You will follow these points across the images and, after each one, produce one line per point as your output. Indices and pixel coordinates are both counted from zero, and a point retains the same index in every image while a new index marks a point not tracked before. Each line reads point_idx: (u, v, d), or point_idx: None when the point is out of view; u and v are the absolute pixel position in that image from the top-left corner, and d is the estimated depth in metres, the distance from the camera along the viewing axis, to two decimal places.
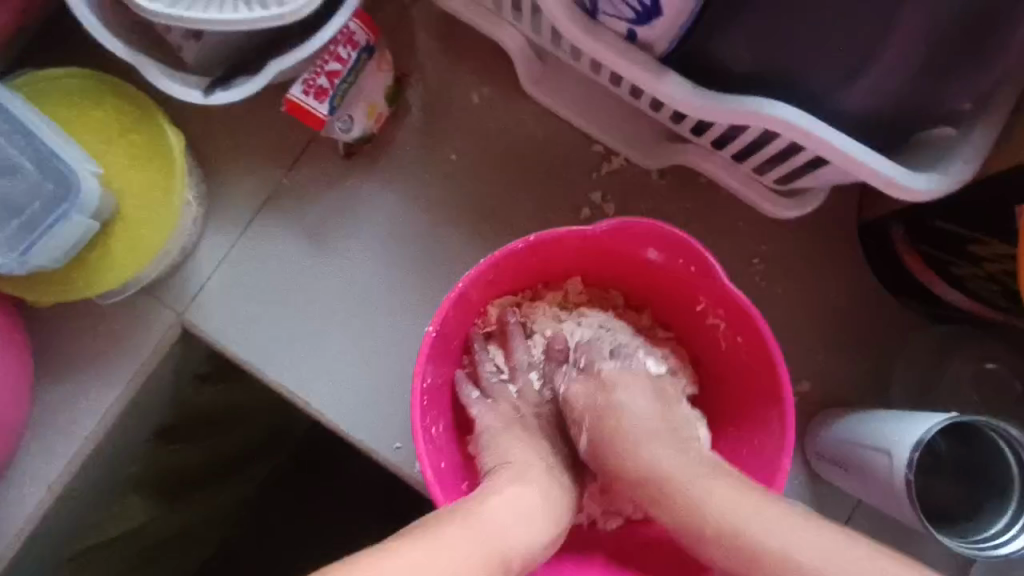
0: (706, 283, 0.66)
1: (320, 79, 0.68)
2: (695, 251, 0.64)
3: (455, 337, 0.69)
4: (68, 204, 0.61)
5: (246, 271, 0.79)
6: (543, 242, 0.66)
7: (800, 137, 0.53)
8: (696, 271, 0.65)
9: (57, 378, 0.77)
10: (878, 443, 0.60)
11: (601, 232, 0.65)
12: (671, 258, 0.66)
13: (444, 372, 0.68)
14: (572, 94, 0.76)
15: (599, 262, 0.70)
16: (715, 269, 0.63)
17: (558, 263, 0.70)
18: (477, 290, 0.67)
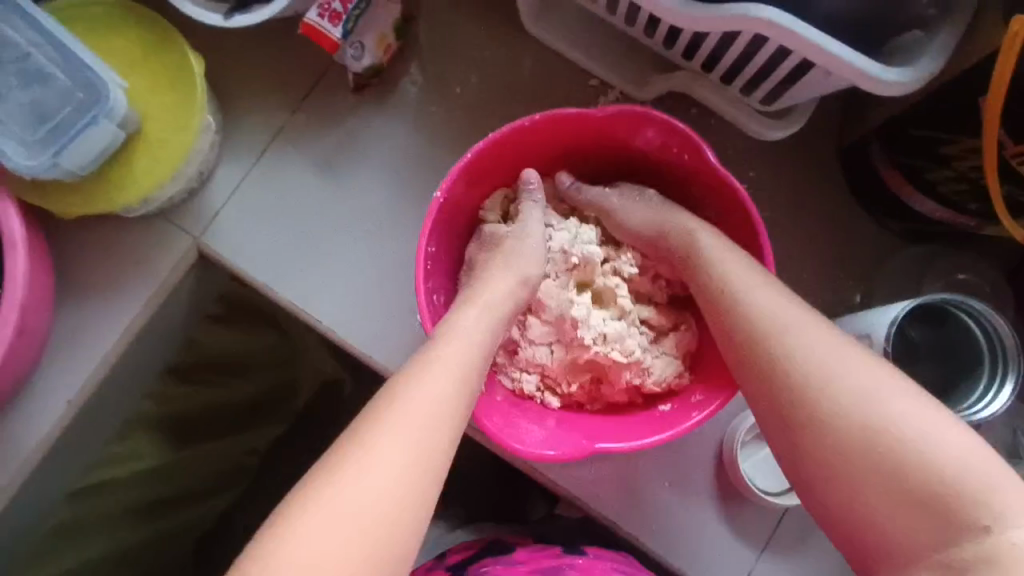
0: (697, 170, 0.72)
1: (334, 4, 0.72)
2: (687, 138, 0.69)
3: (462, 211, 0.75)
4: (97, 110, 0.64)
5: (257, 197, 0.83)
6: (551, 124, 0.71)
7: (781, 38, 0.58)
8: (689, 157, 0.71)
9: (77, 298, 0.80)
10: (859, 331, 0.64)
11: (604, 118, 0.71)
12: (666, 145, 0.72)
13: (446, 248, 0.75)
14: (570, 27, 0.81)
15: (598, 154, 0.77)
16: (704, 153, 0.69)
17: (561, 153, 0.76)
18: (485, 167, 0.73)
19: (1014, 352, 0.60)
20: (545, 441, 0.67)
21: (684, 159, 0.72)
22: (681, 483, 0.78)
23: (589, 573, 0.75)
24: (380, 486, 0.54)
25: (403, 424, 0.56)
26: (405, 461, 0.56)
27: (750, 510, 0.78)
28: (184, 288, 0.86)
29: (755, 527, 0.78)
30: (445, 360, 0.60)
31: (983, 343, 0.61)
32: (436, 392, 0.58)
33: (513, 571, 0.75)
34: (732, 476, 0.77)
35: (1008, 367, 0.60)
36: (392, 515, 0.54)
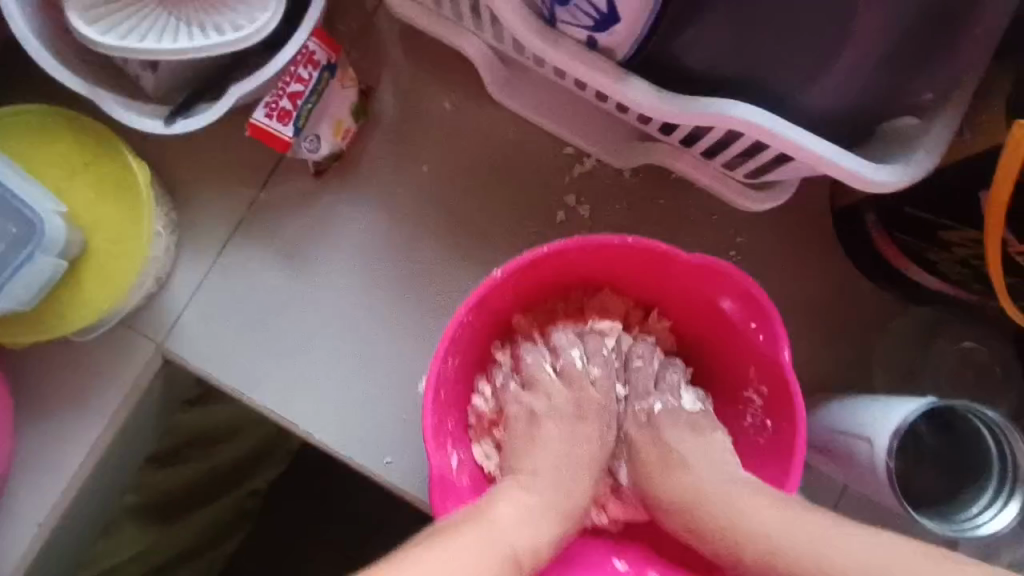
0: (765, 356, 0.64)
1: (282, 101, 0.67)
2: (770, 322, 0.62)
3: (503, 300, 0.67)
4: (32, 245, 0.60)
5: (223, 297, 0.78)
6: (632, 246, 0.64)
7: (765, 136, 0.53)
8: (763, 340, 0.63)
9: (39, 415, 0.76)
10: (862, 430, 0.60)
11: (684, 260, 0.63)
12: (742, 317, 0.64)
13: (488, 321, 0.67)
14: (539, 97, 0.76)
15: (658, 288, 0.69)
16: (783, 347, 0.61)
17: (625, 275, 0.69)
18: (552, 263, 0.66)
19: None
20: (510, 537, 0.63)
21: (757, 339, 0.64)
22: None
23: None
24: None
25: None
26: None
27: None
28: (154, 391, 0.82)
29: None
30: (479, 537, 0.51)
31: (992, 447, 0.58)
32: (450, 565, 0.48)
33: None
34: None
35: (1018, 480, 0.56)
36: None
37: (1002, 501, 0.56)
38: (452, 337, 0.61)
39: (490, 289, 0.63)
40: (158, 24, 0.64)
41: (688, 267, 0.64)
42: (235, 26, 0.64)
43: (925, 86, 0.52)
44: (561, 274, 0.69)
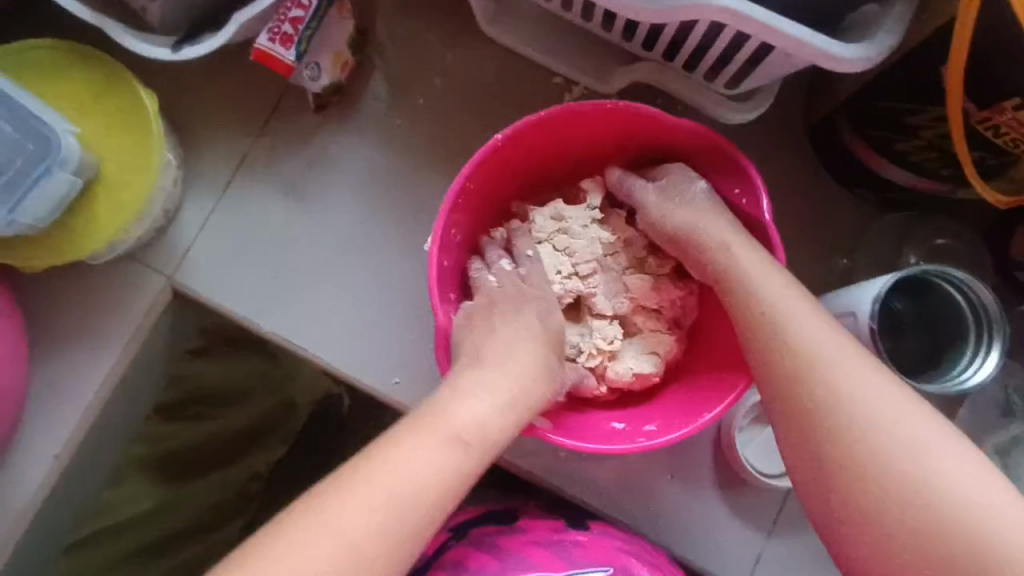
0: (748, 217, 0.70)
1: (284, 27, 0.70)
2: (751, 184, 0.68)
3: (504, 169, 0.74)
4: (50, 160, 0.63)
5: (227, 232, 0.81)
6: (622, 113, 0.70)
7: (744, 24, 0.58)
8: (746, 204, 0.69)
9: (51, 350, 0.78)
10: (844, 308, 0.64)
11: (664, 122, 0.69)
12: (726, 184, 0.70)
13: (487, 184, 0.73)
14: (527, 27, 0.80)
15: (643, 161, 0.76)
16: (762, 201, 0.67)
17: (614, 149, 0.75)
18: (548, 132, 0.72)
19: (998, 317, 0.61)
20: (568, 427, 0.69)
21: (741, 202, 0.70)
22: (683, 472, 0.78)
23: (591, 551, 0.72)
24: (388, 497, 0.55)
25: (435, 438, 0.58)
26: (425, 476, 0.57)
27: (751, 492, 0.78)
28: (164, 327, 0.84)
29: (759, 509, 0.78)
30: (486, 390, 0.61)
31: (964, 306, 0.62)
32: (463, 418, 0.59)
33: (515, 542, 0.73)
34: (730, 458, 0.77)
35: (994, 331, 0.61)
36: (397, 551, 0.55)
37: (981, 355, 0.61)
38: (457, 193, 0.68)
39: (493, 151, 0.69)
40: None
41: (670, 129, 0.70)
42: None
43: None
44: (554, 150, 0.75)
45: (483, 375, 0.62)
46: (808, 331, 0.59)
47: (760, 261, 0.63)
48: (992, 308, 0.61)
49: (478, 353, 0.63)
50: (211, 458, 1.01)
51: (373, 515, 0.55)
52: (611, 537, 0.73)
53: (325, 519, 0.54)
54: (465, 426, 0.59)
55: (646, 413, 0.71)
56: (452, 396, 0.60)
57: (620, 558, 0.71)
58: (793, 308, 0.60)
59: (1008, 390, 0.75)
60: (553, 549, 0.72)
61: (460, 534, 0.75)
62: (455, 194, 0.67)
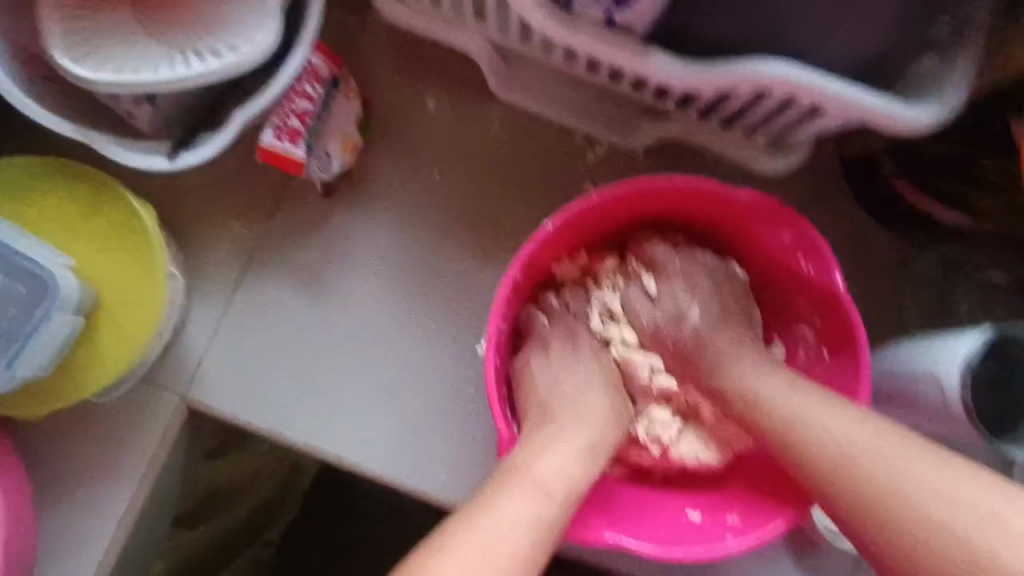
0: (819, 287, 0.64)
1: (291, 120, 0.64)
2: (821, 256, 0.62)
3: (552, 254, 0.67)
4: (48, 304, 0.56)
5: (244, 335, 0.74)
6: (675, 187, 0.63)
7: (800, 90, 0.54)
8: (815, 274, 0.64)
9: (61, 493, 0.71)
10: (924, 370, 0.60)
11: (726, 195, 0.63)
12: (795, 256, 0.64)
13: (542, 261, 0.67)
14: (544, 89, 0.75)
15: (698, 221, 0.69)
16: (835, 276, 0.61)
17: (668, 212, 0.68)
18: (602, 209, 0.65)
19: None
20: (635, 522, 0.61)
21: (810, 276, 0.64)
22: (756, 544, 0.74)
23: None
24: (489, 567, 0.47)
25: (474, 557, 0.48)
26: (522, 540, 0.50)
27: (827, 556, 0.74)
28: (181, 447, 0.77)
29: (838, 573, 0.74)
30: (568, 438, 0.56)
31: None
32: (554, 467, 0.54)
33: None
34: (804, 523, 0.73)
35: None
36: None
37: None
38: (505, 291, 0.61)
39: (543, 243, 0.63)
40: (149, 54, 0.61)
41: (733, 203, 0.64)
42: (233, 46, 0.61)
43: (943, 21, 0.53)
44: (603, 223, 0.68)
45: (558, 426, 0.57)
46: (763, 382, 0.58)
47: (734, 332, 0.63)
48: None
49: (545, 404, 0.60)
50: (224, 555, 0.92)
51: None
52: None
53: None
54: (508, 545, 0.49)
55: (717, 500, 0.64)
56: (531, 450, 0.55)
57: None
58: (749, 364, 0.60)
59: None
60: None
61: None
62: (504, 291, 0.61)
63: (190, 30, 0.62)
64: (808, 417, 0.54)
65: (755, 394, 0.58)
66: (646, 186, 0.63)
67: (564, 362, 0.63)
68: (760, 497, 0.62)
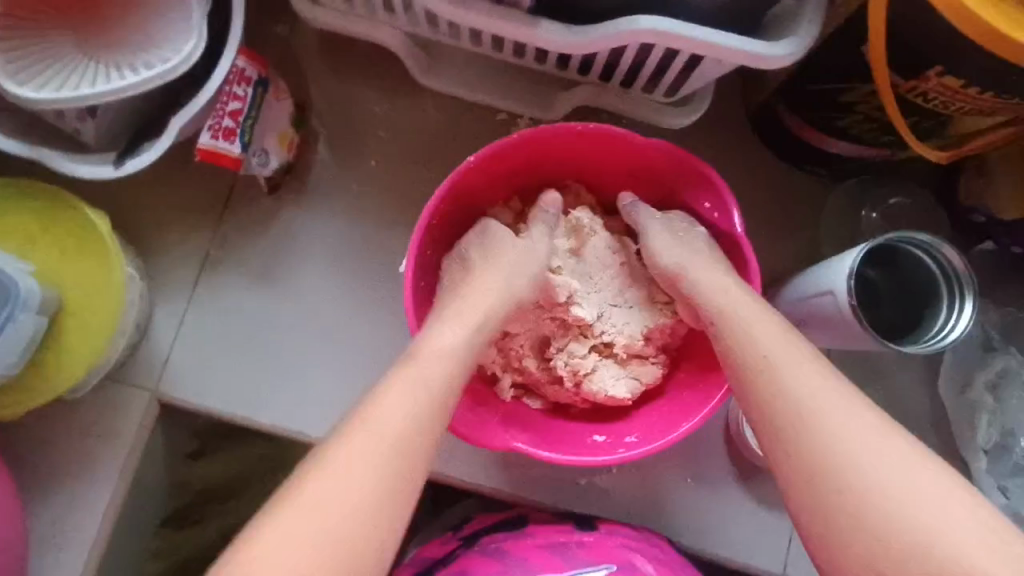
0: (720, 231, 0.70)
1: (224, 120, 0.70)
2: (721, 199, 0.68)
3: (471, 201, 0.72)
4: (11, 306, 0.61)
5: (204, 327, 0.79)
6: (587, 134, 0.68)
7: (655, 39, 0.60)
8: (717, 217, 0.69)
9: (45, 493, 0.75)
10: (823, 287, 0.66)
11: (634, 142, 0.68)
12: (697, 200, 0.70)
13: (465, 201, 0.71)
14: (464, 72, 0.81)
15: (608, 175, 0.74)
16: (733, 215, 0.67)
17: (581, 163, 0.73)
18: (519, 154, 0.70)
19: (968, 278, 0.63)
20: (547, 443, 0.67)
21: (713, 217, 0.70)
22: (702, 474, 0.79)
23: (596, 550, 0.73)
24: (381, 442, 0.54)
25: (392, 407, 0.56)
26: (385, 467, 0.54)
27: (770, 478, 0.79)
28: (156, 442, 0.82)
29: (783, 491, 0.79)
30: (471, 307, 0.63)
31: (938, 273, 0.65)
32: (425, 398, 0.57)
33: (520, 545, 0.74)
34: (743, 448, 0.78)
35: (965, 294, 0.63)
36: (381, 502, 0.53)
37: (955, 313, 0.63)
38: (426, 222, 0.65)
39: (463, 176, 0.67)
40: (87, 73, 0.67)
41: (642, 150, 0.69)
42: (163, 59, 0.67)
43: None
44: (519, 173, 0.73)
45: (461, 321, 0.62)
46: (766, 344, 0.59)
47: (721, 278, 0.64)
48: (964, 276, 0.63)
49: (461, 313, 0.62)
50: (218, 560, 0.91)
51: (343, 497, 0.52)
52: (613, 539, 0.74)
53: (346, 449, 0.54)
54: (420, 393, 0.57)
55: (623, 426, 0.69)
56: (446, 323, 0.61)
57: (623, 555, 0.73)
58: (751, 315, 0.61)
59: (984, 327, 0.79)
60: (555, 552, 0.74)
61: (469, 543, 0.75)
62: (426, 222, 0.65)
63: (124, 48, 0.68)
64: (801, 385, 0.57)
65: (757, 353, 0.59)
66: (559, 131, 0.67)
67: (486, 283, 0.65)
68: (665, 425, 0.67)
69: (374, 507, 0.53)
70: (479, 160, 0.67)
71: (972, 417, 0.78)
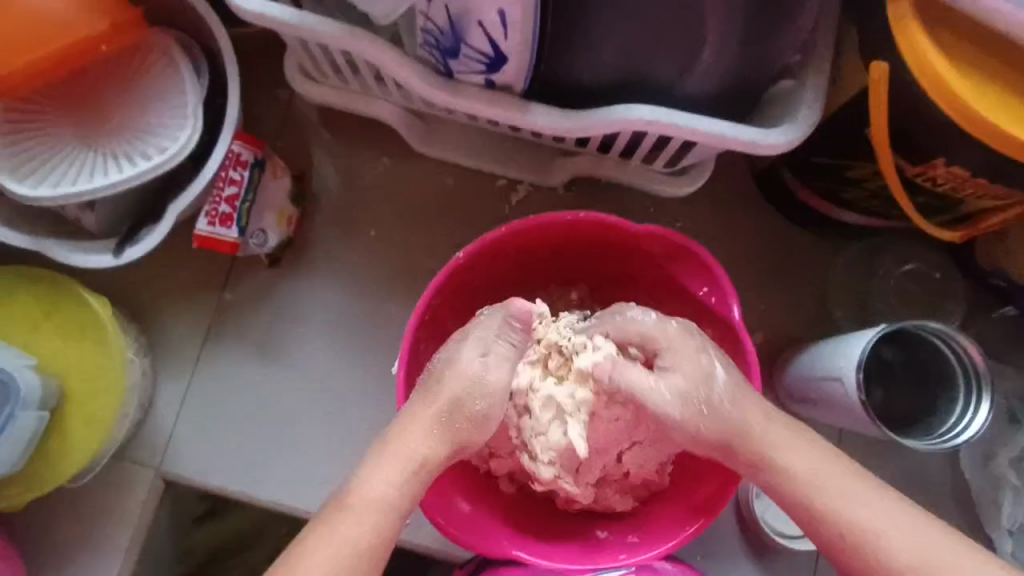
0: (720, 316, 0.69)
1: (221, 206, 0.71)
2: (719, 284, 0.67)
3: (470, 283, 0.73)
4: (12, 405, 0.64)
5: (210, 404, 0.80)
6: (575, 221, 0.69)
7: (649, 129, 0.59)
8: (715, 301, 0.68)
9: (53, 572, 0.76)
10: (830, 373, 0.64)
11: (625, 228, 0.68)
12: (694, 284, 0.70)
13: (460, 290, 0.72)
14: (462, 142, 0.80)
15: (607, 254, 0.74)
16: (732, 305, 0.66)
17: (578, 247, 0.74)
18: (512, 243, 0.71)
19: (988, 375, 0.60)
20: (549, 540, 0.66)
21: (712, 302, 0.69)
22: (712, 551, 0.77)
23: None
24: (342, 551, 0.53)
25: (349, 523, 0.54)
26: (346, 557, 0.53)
27: (783, 556, 0.77)
28: (162, 516, 0.82)
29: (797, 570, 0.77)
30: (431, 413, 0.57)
31: (957, 367, 0.62)
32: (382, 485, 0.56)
33: None
34: (754, 527, 0.76)
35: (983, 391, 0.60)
36: None
37: (973, 409, 0.60)
38: (422, 315, 0.66)
39: (453, 271, 0.68)
40: (87, 165, 0.67)
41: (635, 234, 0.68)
42: (160, 148, 0.67)
43: (791, 48, 0.58)
44: (516, 253, 0.73)
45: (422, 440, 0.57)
46: (783, 451, 0.57)
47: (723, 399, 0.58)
48: (985, 372, 0.60)
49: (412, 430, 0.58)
50: None
51: None
52: None
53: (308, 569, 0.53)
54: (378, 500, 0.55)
55: (625, 526, 0.67)
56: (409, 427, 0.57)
57: None
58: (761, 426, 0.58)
59: (1008, 399, 0.76)
60: None
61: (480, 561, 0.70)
62: (416, 320, 0.66)
63: (122, 138, 0.69)
64: (835, 491, 0.55)
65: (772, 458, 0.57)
66: (547, 220, 0.68)
67: (447, 408, 0.57)
68: (665, 525, 0.65)
69: None
70: (471, 253, 0.68)
71: (996, 495, 0.75)
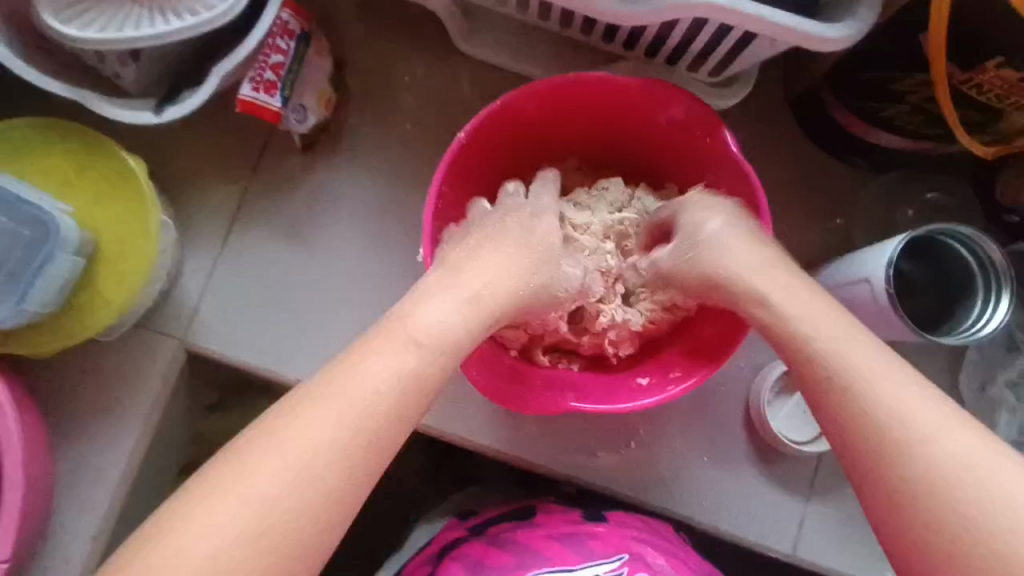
0: (717, 154, 0.70)
1: (266, 73, 0.70)
2: (716, 126, 0.68)
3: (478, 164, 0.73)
4: (51, 244, 0.64)
5: (234, 283, 0.79)
6: (575, 85, 0.69)
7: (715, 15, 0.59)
8: (712, 141, 0.69)
9: (71, 434, 0.76)
10: (859, 275, 0.67)
11: (621, 85, 0.69)
12: (690, 128, 0.70)
13: (469, 169, 0.72)
14: (503, 40, 0.79)
15: (610, 123, 0.75)
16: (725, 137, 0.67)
17: (576, 117, 0.74)
18: (513, 117, 0.71)
19: (1005, 270, 0.64)
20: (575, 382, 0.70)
21: (708, 143, 0.70)
22: (719, 452, 0.81)
23: (606, 543, 0.71)
24: (323, 431, 0.52)
25: (340, 393, 0.53)
26: (359, 412, 0.53)
27: (784, 459, 0.82)
28: (181, 390, 0.82)
29: (794, 472, 0.82)
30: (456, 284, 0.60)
31: (974, 265, 0.66)
32: (400, 355, 0.55)
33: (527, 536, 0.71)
34: (761, 429, 0.81)
35: (1002, 287, 0.64)
36: (321, 493, 0.51)
37: (991, 307, 0.65)
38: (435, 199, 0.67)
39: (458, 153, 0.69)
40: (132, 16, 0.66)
41: (632, 92, 0.69)
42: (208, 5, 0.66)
43: None
44: (520, 128, 0.74)
45: (449, 289, 0.59)
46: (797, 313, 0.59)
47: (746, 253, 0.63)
48: (1001, 266, 0.64)
49: (461, 273, 0.61)
50: None
51: (297, 475, 0.51)
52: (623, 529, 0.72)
53: (289, 430, 0.52)
54: (374, 381, 0.54)
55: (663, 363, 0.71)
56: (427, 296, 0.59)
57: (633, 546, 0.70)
58: (775, 286, 0.61)
59: (1013, 328, 0.79)
60: (566, 541, 0.71)
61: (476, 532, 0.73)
62: (432, 203, 0.66)
63: None
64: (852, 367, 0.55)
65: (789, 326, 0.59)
66: (546, 86, 0.69)
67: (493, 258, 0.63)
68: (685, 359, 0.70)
69: (321, 506, 0.51)
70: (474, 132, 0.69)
71: (993, 417, 0.78)
